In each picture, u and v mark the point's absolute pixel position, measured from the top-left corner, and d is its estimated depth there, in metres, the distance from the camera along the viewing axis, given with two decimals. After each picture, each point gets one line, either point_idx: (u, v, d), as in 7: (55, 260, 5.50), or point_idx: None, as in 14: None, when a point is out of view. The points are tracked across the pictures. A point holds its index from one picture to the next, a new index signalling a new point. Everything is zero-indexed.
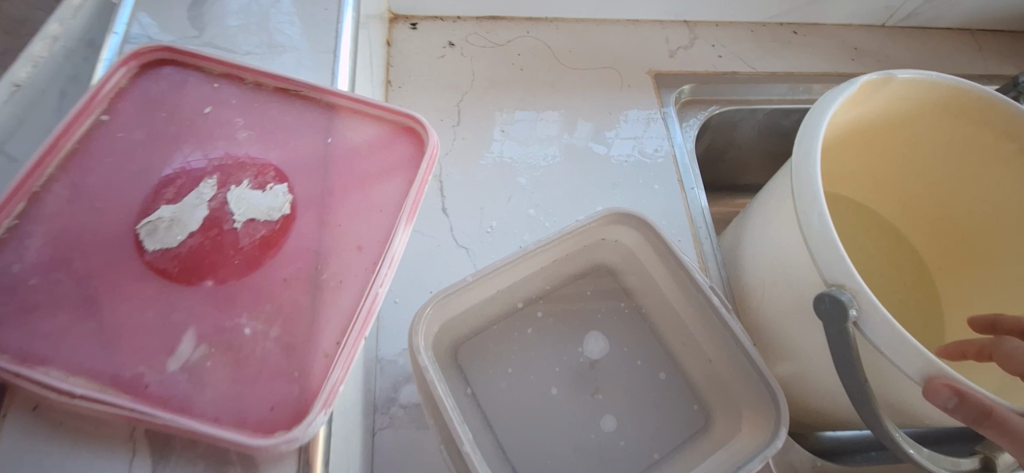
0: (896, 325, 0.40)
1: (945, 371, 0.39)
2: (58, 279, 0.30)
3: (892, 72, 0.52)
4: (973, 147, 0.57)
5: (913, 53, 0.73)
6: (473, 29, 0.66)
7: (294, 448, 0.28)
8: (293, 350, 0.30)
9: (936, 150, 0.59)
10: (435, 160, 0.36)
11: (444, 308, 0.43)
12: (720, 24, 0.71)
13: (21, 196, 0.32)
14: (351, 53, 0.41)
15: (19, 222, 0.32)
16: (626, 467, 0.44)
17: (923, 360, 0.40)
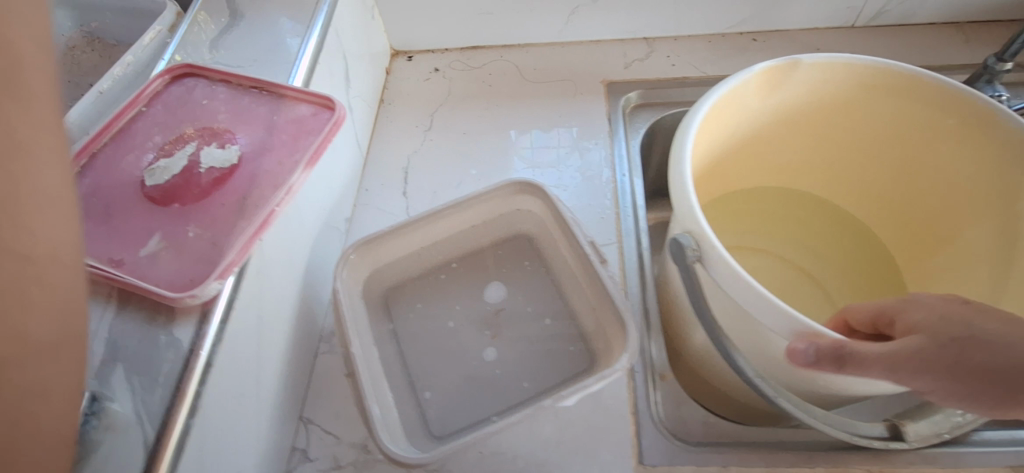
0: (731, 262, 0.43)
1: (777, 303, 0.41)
2: (94, 201, 0.48)
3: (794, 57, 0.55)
4: (914, 120, 0.58)
5: (880, 51, 0.74)
6: (457, 57, 0.80)
7: (198, 304, 0.41)
8: (215, 246, 0.44)
9: (877, 131, 0.61)
10: (339, 126, 0.49)
11: (367, 254, 0.55)
12: (678, 39, 0.78)
13: (86, 155, 0.51)
14: (313, 59, 0.57)
15: (82, 169, 0.50)
16: (503, 392, 0.51)
17: (757, 295, 0.42)
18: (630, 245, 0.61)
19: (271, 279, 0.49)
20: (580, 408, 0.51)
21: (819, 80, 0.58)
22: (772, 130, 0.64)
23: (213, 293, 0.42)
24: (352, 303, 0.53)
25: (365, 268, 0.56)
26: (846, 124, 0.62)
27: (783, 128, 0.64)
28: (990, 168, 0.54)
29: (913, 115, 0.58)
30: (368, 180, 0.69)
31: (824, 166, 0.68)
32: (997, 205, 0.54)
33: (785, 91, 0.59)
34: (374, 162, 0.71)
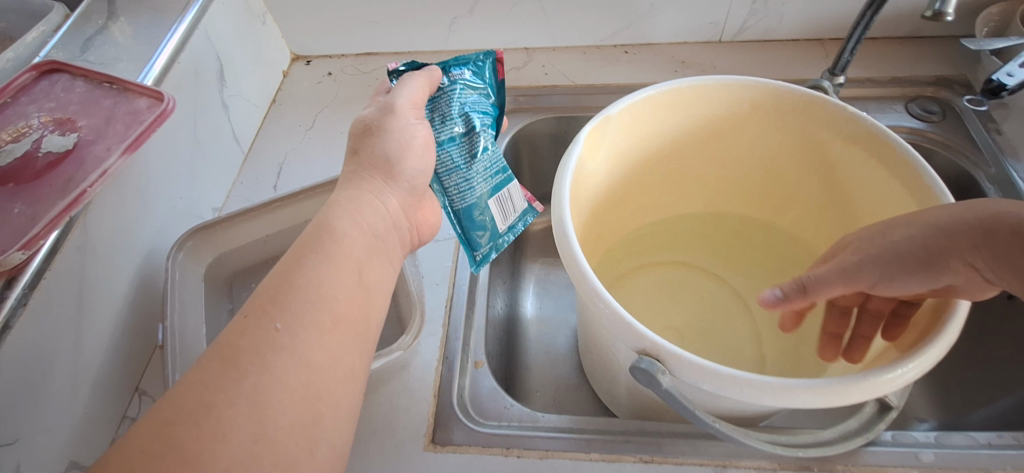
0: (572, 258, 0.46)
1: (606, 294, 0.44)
2: None
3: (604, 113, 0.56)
4: (722, 121, 0.63)
5: (741, 65, 0.78)
6: (351, 62, 0.86)
7: (2, 271, 0.45)
8: (31, 220, 0.48)
9: (703, 138, 0.66)
10: (165, 116, 0.54)
11: (209, 239, 0.59)
12: (556, 49, 0.83)
13: None
14: (167, 61, 0.63)
15: None
16: None
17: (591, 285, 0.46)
18: None
19: (100, 255, 0.53)
20: (387, 388, 0.54)
21: (631, 120, 0.60)
22: (648, 160, 0.66)
23: (18, 262, 0.46)
24: (187, 282, 0.57)
25: (205, 253, 0.59)
26: (711, 138, 0.66)
27: (657, 156, 0.67)
28: (825, 143, 0.60)
29: (747, 115, 0.62)
30: (245, 175, 0.74)
31: (700, 181, 0.72)
32: (820, 162, 0.62)
33: (613, 143, 0.60)
34: (255, 157, 0.76)
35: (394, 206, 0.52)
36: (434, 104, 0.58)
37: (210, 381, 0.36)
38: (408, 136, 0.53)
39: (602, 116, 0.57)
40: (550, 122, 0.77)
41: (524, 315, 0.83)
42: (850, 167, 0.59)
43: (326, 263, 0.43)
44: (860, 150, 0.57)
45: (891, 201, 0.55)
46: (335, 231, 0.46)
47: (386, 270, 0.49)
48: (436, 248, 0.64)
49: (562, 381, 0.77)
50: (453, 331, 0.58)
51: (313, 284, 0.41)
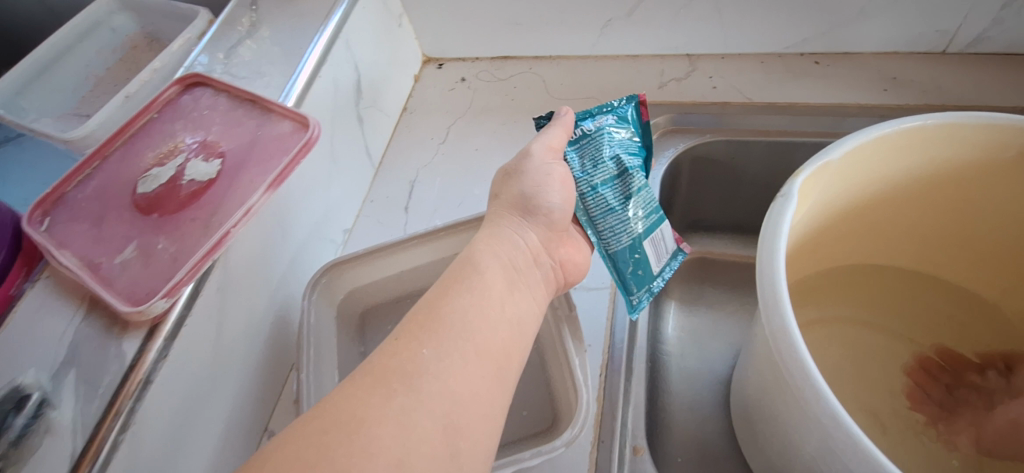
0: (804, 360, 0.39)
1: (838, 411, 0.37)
2: (93, 204, 0.50)
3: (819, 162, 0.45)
4: (972, 170, 0.49)
5: (976, 84, 0.61)
6: (485, 67, 0.79)
7: (146, 319, 0.42)
8: (176, 261, 0.45)
9: (941, 189, 0.52)
10: (308, 147, 0.50)
11: (347, 275, 0.55)
12: (726, 57, 0.70)
13: (98, 158, 0.53)
14: (310, 76, 0.58)
15: (93, 171, 0.52)
16: None
17: (819, 393, 0.38)
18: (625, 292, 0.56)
19: (239, 294, 0.49)
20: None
21: (854, 167, 0.48)
22: (864, 210, 0.53)
23: (160, 311, 0.43)
24: (320, 323, 0.53)
25: (340, 289, 0.55)
26: (959, 187, 0.51)
27: (878, 204, 0.53)
28: None
29: (1014, 164, 0.47)
30: (375, 193, 0.69)
31: (932, 235, 0.56)
32: None
33: (827, 192, 0.48)
34: (385, 173, 0.71)
35: (535, 241, 0.46)
36: (577, 147, 0.50)
37: (360, 396, 0.31)
38: (545, 173, 0.47)
39: (820, 162, 0.46)
40: (721, 144, 0.66)
41: (668, 358, 0.71)
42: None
43: (471, 295, 0.39)
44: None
45: None
46: (478, 266, 0.41)
47: (529, 305, 0.42)
48: (586, 298, 0.55)
49: (709, 445, 0.64)
50: (611, 406, 0.49)
51: (462, 314, 0.37)
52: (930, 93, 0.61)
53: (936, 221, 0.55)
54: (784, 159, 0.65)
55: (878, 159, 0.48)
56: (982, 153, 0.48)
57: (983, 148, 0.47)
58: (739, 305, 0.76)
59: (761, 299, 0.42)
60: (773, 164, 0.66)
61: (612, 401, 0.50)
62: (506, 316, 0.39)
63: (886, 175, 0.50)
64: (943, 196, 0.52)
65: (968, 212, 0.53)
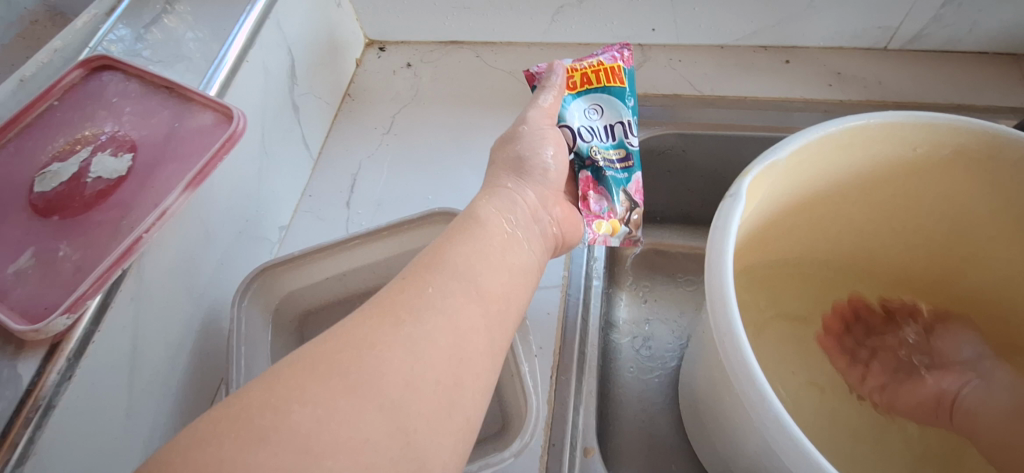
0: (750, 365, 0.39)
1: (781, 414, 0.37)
2: None
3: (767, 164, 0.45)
4: (907, 169, 0.51)
5: (912, 82, 0.63)
6: (432, 52, 0.75)
7: (43, 337, 0.38)
8: (80, 270, 0.40)
9: (877, 188, 0.53)
10: (233, 141, 0.46)
11: (281, 278, 0.51)
12: (677, 49, 0.69)
13: None
14: (237, 59, 0.54)
15: None
16: None
17: (764, 398, 0.38)
18: (575, 291, 0.55)
19: (158, 303, 0.45)
20: None
21: (802, 166, 0.48)
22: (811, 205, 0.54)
23: (62, 328, 0.38)
24: (252, 332, 0.49)
25: (276, 293, 0.52)
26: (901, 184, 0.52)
27: (825, 201, 0.54)
28: None
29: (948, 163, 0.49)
30: (314, 186, 0.65)
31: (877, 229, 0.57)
32: None
33: (773, 190, 0.49)
34: (325, 164, 0.67)
35: (533, 199, 0.45)
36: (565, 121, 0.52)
37: None
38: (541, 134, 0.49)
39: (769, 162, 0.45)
40: (673, 137, 0.65)
41: (618, 349, 0.72)
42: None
43: (468, 246, 0.38)
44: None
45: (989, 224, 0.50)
46: (479, 220, 0.40)
47: (531, 259, 0.41)
48: (537, 297, 0.53)
49: (656, 437, 0.65)
50: (562, 410, 0.48)
51: (462, 262, 0.37)
52: (871, 89, 0.63)
53: (873, 219, 0.56)
54: (735, 152, 0.65)
55: (822, 159, 0.48)
56: (918, 153, 0.49)
57: (921, 148, 0.48)
58: (688, 295, 0.77)
59: (710, 305, 0.42)
60: (724, 157, 0.66)
61: (562, 404, 0.48)
62: (508, 265, 0.39)
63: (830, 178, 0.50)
64: (879, 195, 0.53)
65: (903, 209, 0.54)
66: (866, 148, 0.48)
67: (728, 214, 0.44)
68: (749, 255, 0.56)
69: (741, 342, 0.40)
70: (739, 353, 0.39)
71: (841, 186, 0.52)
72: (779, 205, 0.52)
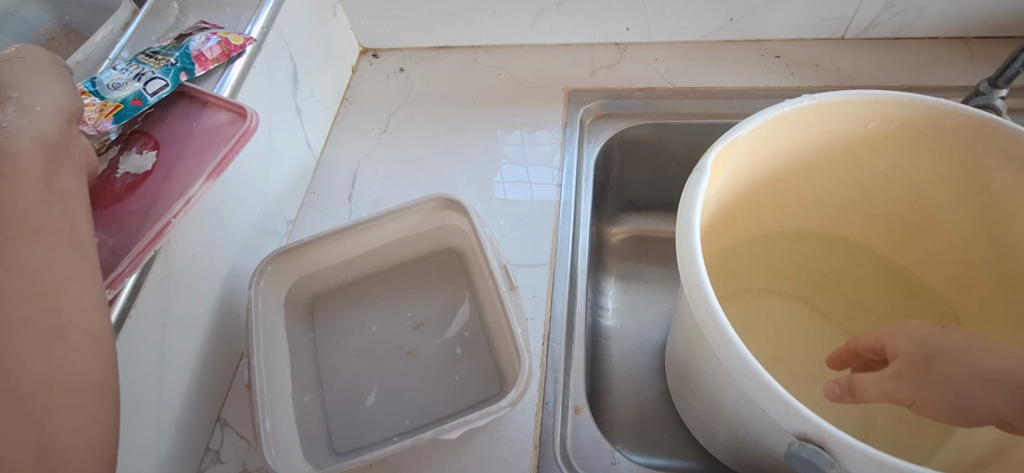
0: (716, 312, 0.41)
1: (742, 353, 0.39)
2: None
3: (732, 137, 0.50)
4: (858, 142, 0.55)
5: (866, 67, 0.68)
6: (422, 57, 0.80)
7: None
8: (115, 253, 0.44)
9: (835, 161, 0.58)
10: (248, 136, 0.51)
11: (290, 262, 0.55)
12: (652, 45, 0.75)
13: None
14: (245, 66, 0.58)
15: None
16: (389, 424, 0.49)
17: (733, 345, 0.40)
18: (562, 266, 0.59)
19: (182, 286, 0.50)
20: (482, 437, 0.50)
21: (761, 141, 0.53)
22: (773, 183, 0.59)
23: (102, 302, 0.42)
24: (267, 312, 0.53)
25: (286, 276, 0.56)
26: (855, 157, 0.57)
27: (786, 175, 0.59)
28: (993, 173, 0.51)
29: (894, 134, 0.54)
30: (318, 184, 0.70)
31: (837, 202, 0.62)
32: (975, 192, 0.53)
33: (737, 164, 0.53)
34: (327, 163, 0.71)
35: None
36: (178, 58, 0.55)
37: None
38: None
39: (730, 138, 0.50)
40: (649, 128, 0.70)
41: (606, 328, 0.76)
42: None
43: None
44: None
45: (807, 182, 0.60)
46: None
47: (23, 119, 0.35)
48: (528, 275, 0.58)
49: (645, 408, 0.70)
50: (553, 372, 0.53)
51: None
52: (829, 75, 0.68)
53: (830, 190, 0.61)
54: (708, 138, 0.71)
55: (778, 133, 0.53)
56: (868, 126, 0.54)
57: (869, 121, 0.53)
58: (672, 276, 0.82)
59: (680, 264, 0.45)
60: (699, 141, 0.71)
61: (553, 366, 0.53)
62: None
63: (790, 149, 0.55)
64: (835, 168, 0.58)
65: (860, 180, 0.59)
66: (819, 121, 0.53)
67: (699, 178, 0.49)
68: (719, 227, 0.61)
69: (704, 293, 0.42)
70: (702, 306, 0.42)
71: (802, 159, 0.57)
72: (744, 177, 0.56)
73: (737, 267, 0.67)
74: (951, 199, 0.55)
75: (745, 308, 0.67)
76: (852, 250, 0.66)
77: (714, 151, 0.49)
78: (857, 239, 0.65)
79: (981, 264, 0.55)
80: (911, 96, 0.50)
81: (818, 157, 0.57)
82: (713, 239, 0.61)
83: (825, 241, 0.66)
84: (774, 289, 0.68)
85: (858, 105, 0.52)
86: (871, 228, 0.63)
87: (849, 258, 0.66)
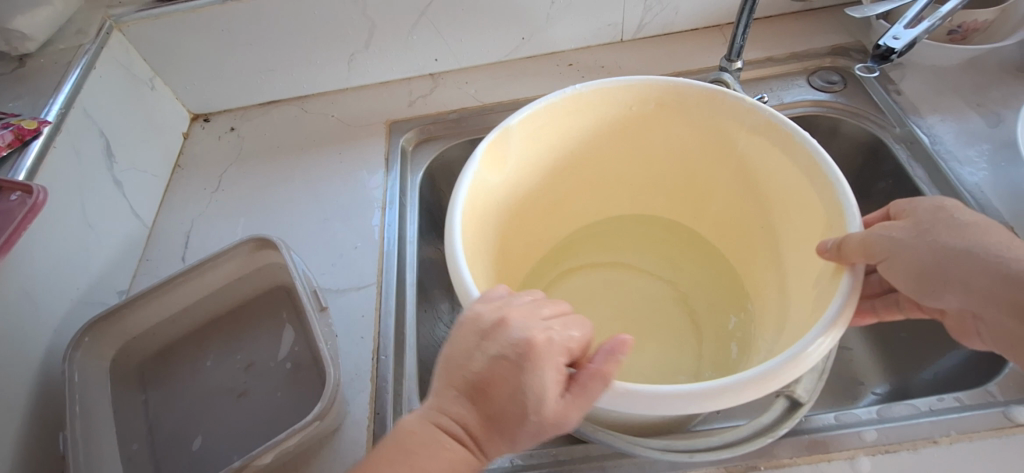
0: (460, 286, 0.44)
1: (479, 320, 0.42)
2: None
3: (502, 127, 0.55)
4: (629, 124, 0.63)
5: (642, 63, 0.77)
6: (252, 114, 0.83)
7: None
8: None
9: (617, 143, 0.65)
10: (38, 210, 0.52)
11: (109, 329, 0.55)
12: (462, 71, 0.82)
13: None
14: (43, 146, 0.59)
15: None
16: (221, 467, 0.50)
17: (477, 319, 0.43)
18: (389, 284, 0.62)
19: None
20: (317, 459, 0.52)
21: (537, 130, 0.59)
22: (565, 166, 0.65)
23: None
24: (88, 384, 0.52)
25: (109, 345, 0.55)
26: (632, 137, 0.64)
27: (573, 158, 0.65)
28: (734, 136, 0.59)
29: (655, 114, 0.61)
30: (152, 251, 0.70)
31: (632, 175, 0.69)
32: (726, 154, 0.61)
33: (519, 152, 0.59)
34: (161, 229, 0.72)
35: None
36: None
37: None
38: None
39: (501, 128, 0.56)
40: (466, 145, 0.76)
41: None
42: (758, 150, 0.57)
43: None
44: (766, 141, 0.55)
45: (600, 164, 0.67)
46: None
47: None
48: (356, 299, 0.62)
49: None
50: (382, 384, 0.55)
51: None
52: (613, 74, 0.77)
53: (625, 169, 0.68)
54: None
55: (552, 120, 0.59)
56: (631, 110, 0.61)
57: (629, 106, 0.60)
58: None
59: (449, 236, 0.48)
60: None
61: (382, 378, 0.56)
62: None
63: (568, 134, 0.61)
64: (619, 149, 0.65)
65: (643, 157, 0.66)
66: (590, 108, 0.60)
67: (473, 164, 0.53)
68: (529, 210, 0.66)
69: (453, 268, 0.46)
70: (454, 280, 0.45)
71: (586, 143, 0.64)
72: (534, 165, 0.62)
73: (562, 249, 0.74)
74: (714, 164, 0.63)
75: (573, 289, 0.72)
76: (660, 217, 0.73)
77: (486, 139, 0.54)
78: (665, 209, 0.72)
79: (747, 216, 0.63)
80: (654, 79, 0.58)
81: (602, 141, 0.64)
82: (525, 221, 0.66)
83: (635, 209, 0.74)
84: (598, 267, 0.74)
85: (615, 92, 0.59)
86: (672, 197, 0.71)
87: (665, 227, 0.74)
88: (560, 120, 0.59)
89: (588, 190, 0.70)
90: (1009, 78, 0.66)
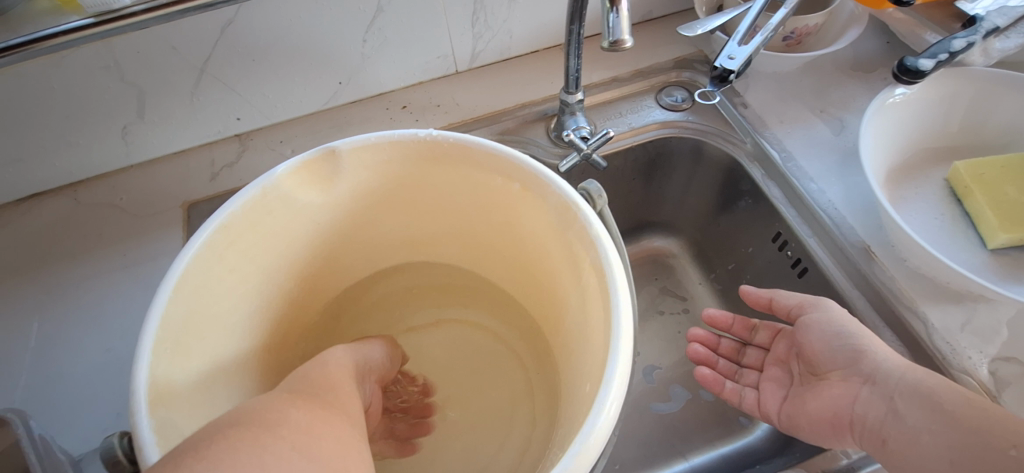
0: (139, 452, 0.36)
1: None
2: None
3: (324, 148, 0.49)
4: (439, 175, 0.54)
5: (482, 97, 0.69)
6: (7, 216, 0.65)
7: None
8: None
9: (436, 193, 0.56)
10: None
11: None
12: (276, 127, 0.69)
13: None
14: None
15: None
16: None
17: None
18: None
19: None
20: None
21: (366, 165, 0.52)
22: (362, 222, 0.57)
23: None
24: None
25: None
26: (452, 190, 0.55)
27: (369, 212, 0.57)
28: (541, 207, 0.50)
29: (461, 166, 0.52)
30: None
31: (450, 235, 0.61)
32: (537, 222, 0.52)
33: (338, 187, 0.52)
34: None
35: None
36: None
37: None
38: None
39: (323, 149, 0.49)
40: None
41: None
42: (547, 224, 0.50)
43: None
44: (564, 223, 0.48)
45: (427, 214, 0.58)
46: None
47: None
48: None
49: None
50: None
51: None
52: (451, 113, 0.68)
53: (455, 224, 0.59)
54: None
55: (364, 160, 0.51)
56: (432, 161, 0.52)
57: (433, 157, 0.52)
58: None
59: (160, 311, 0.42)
60: None
61: None
62: None
63: (377, 179, 0.54)
64: (439, 200, 0.56)
65: (463, 211, 0.57)
66: (404, 154, 0.52)
67: (252, 196, 0.47)
68: (343, 252, 0.59)
69: (140, 394, 0.38)
70: (135, 412, 0.37)
71: (407, 190, 0.56)
72: (351, 206, 0.55)
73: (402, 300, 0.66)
74: (530, 230, 0.53)
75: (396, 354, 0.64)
76: (501, 295, 0.63)
77: (305, 153, 0.49)
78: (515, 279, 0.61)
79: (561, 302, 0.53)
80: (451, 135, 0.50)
81: (423, 188, 0.55)
82: (341, 262, 0.60)
83: (472, 274, 0.64)
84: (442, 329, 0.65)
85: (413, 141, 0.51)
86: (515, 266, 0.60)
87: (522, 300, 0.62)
88: (367, 162, 0.51)
89: (427, 240, 0.61)
90: (845, 79, 0.64)
